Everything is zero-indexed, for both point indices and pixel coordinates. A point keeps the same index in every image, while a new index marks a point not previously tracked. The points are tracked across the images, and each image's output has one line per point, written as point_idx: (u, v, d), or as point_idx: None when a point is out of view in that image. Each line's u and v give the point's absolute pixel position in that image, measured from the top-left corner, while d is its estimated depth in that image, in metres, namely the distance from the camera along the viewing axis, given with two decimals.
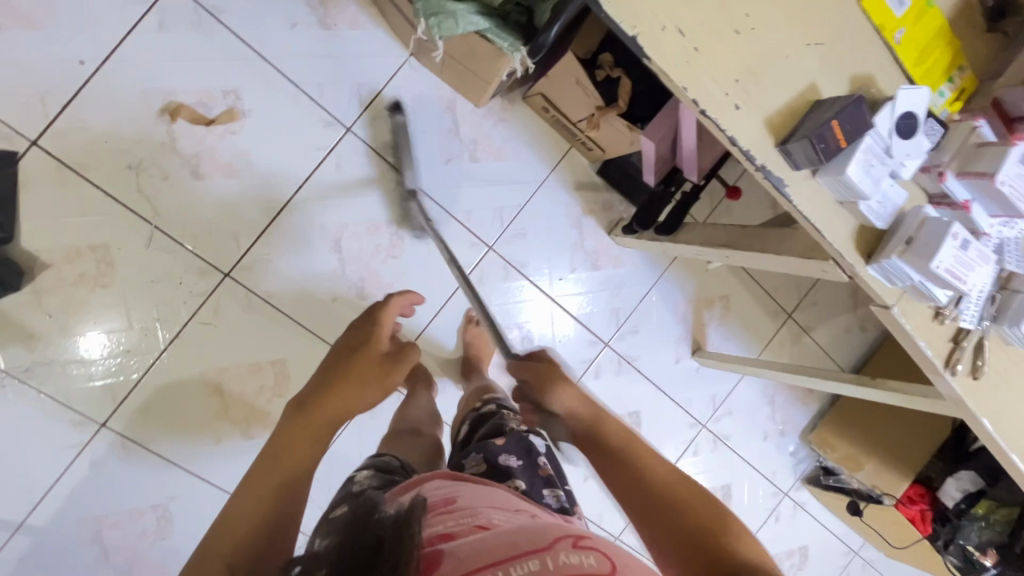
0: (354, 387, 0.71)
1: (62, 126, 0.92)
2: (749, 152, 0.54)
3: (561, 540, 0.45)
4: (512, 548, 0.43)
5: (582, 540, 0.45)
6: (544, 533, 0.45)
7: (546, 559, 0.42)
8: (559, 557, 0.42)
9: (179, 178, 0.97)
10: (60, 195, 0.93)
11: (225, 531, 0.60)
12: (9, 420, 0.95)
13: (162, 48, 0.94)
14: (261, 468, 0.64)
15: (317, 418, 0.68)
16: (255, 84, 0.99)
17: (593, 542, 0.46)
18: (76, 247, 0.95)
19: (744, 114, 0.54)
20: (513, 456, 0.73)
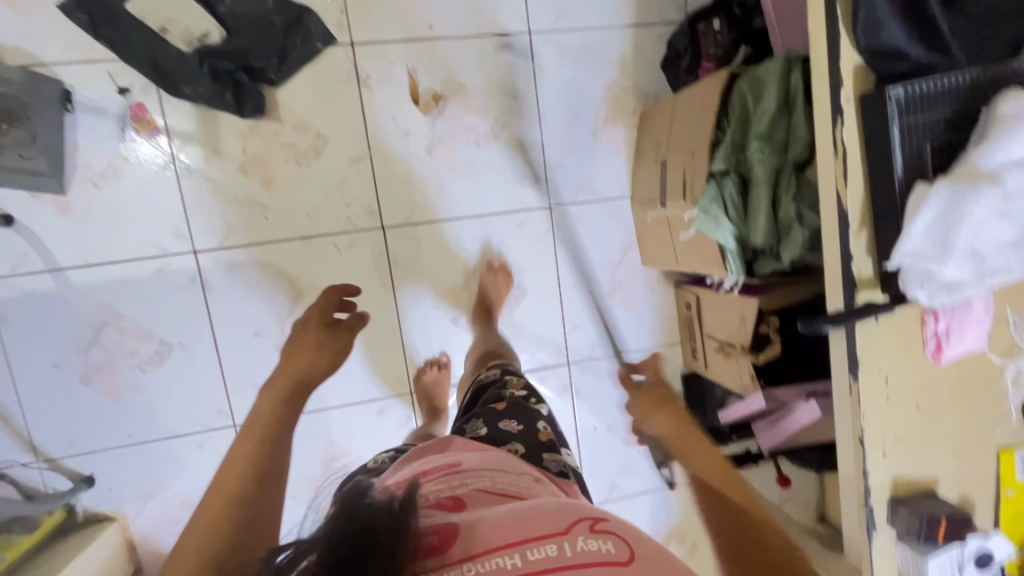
0: (312, 353, 0.87)
1: (379, 48, 1.07)
2: (870, 490, 0.65)
3: (579, 524, 0.43)
4: (530, 526, 0.42)
5: (601, 524, 0.43)
6: (563, 511, 0.44)
7: (563, 543, 0.41)
8: (576, 542, 0.41)
9: (415, 141, 1.10)
10: (333, 86, 1.06)
11: (201, 512, 0.55)
12: (141, 194, 1.01)
13: (484, 58, 1.11)
14: (204, 509, 0.55)
15: (249, 437, 0.65)
16: (518, 130, 1.15)
17: (614, 524, 0.44)
18: (307, 125, 1.05)
19: (886, 462, 0.65)
20: (514, 422, 0.78)
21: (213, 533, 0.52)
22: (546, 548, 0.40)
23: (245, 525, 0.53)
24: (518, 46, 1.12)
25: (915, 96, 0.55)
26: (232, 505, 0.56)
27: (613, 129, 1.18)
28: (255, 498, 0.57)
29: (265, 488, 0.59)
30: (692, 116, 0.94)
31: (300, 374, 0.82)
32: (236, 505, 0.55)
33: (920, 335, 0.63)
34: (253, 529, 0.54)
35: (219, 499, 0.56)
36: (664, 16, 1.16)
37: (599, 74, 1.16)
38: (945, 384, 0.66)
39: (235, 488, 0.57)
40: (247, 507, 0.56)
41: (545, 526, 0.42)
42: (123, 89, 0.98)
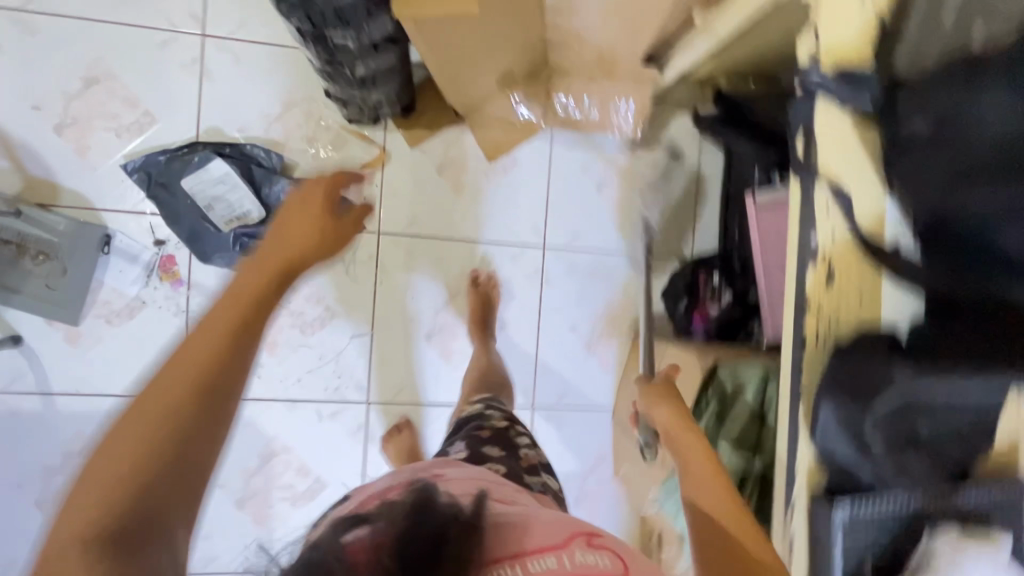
0: (303, 229, 0.59)
1: (403, 241, 1.15)
2: None
3: (576, 539, 0.50)
4: (519, 539, 0.49)
5: (595, 540, 0.51)
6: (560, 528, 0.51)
7: (562, 557, 0.48)
8: (574, 557, 0.48)
9: (417, 328, 1.16)
10: (350, 267, 1.13)
11: (152, 393, 0.43)
12: (147, 337, 1.06)
13: (500, 261, 1.19)
14: (204, 324, 0.47)
15: (255, 278, 0.52)
16: (516, 330, 1.20)
17: (605, 540, 0.52)
18: (319, 298, 1.12)
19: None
20: (496, 448, 0.83)
21: (169, 426, 0.42)
22: (546, 562, 0.48)
23: (195, 424, 0.43)
24: (531, 258, 1.20)
25: (859, 522, 0.59)
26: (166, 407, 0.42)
27: (606, 345, 1.23)
28: (239, 368, 0.46)
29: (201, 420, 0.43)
30: (677, 382, 0.99)
31: (291, 261, 0.55)
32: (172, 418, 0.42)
33: None
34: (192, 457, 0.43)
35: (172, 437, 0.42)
36: (672, 252, 1.25)
37: (602, 291, 1.23)
38: None
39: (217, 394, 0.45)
40: (204, 418, 0.44)
41: (535, 540, 0.50)
42: (159, 241, 1.05)
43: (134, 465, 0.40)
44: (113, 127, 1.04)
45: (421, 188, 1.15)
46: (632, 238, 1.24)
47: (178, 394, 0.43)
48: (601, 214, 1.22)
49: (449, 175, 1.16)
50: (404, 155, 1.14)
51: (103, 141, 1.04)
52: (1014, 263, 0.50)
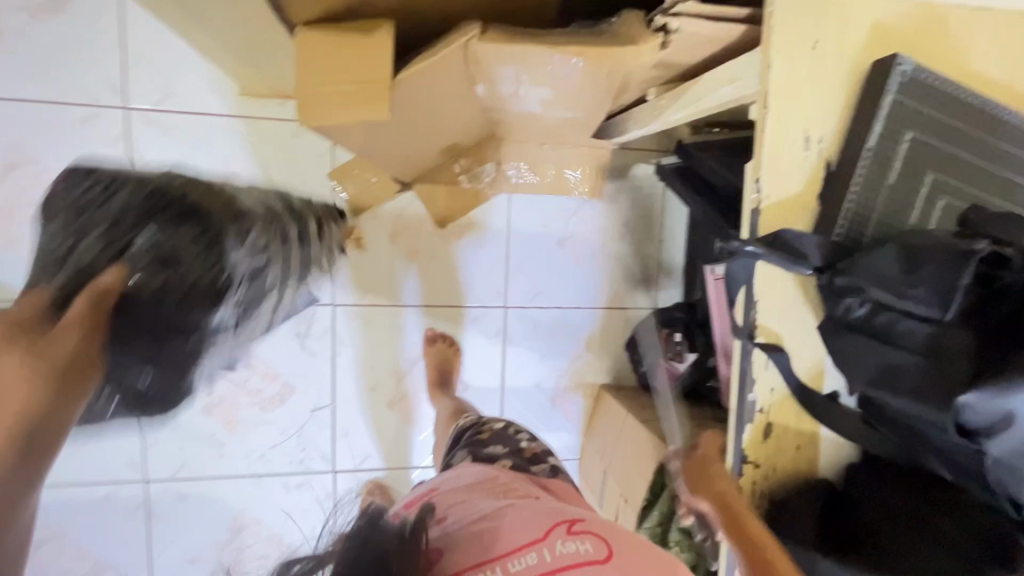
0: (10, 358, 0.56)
1: (361, 311, 1.12)
2: None
3: (556, 530, 0.58)
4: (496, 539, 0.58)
5: (577, 527, 0.59)
6: (540, 521, 0.59)
7: (540, 549, 0.56)
8: (555, 546, 0.57)
9: (379, 396, 1.15)
10: (307, 341, 1.11)
11: None
12: None
13: (461, 324, 1.17)
14: None
15: None
16: (482, 392, 1.20)
17: (587, 525, 0.60)
18: (276, 374, 1.10)
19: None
20: (497, 446, 0.87)
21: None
22: (526, 557, 0.56)
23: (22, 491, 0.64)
24: (493, 317, 1.18)
25: None
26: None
27: (570, 399, 1.24)
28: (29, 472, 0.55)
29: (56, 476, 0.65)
30: (639, 449, 1.03)
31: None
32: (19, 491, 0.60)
33: None
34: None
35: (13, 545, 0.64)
36: (636, 303, 1.24)
37: (567, 346, 1.22)
38: None
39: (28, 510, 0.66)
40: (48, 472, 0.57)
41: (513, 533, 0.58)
42: None
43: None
44: (40, 216, 0.99)
45: (376, 255, 1.11)
46: (597, 290, 1.22)
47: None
48: (564, 269, 1.19)
49: (404, 240, 1.12)
50: (356, 222, 1.09)
51: (31, 231, 0.99)
52: (957, 460, 0.51)
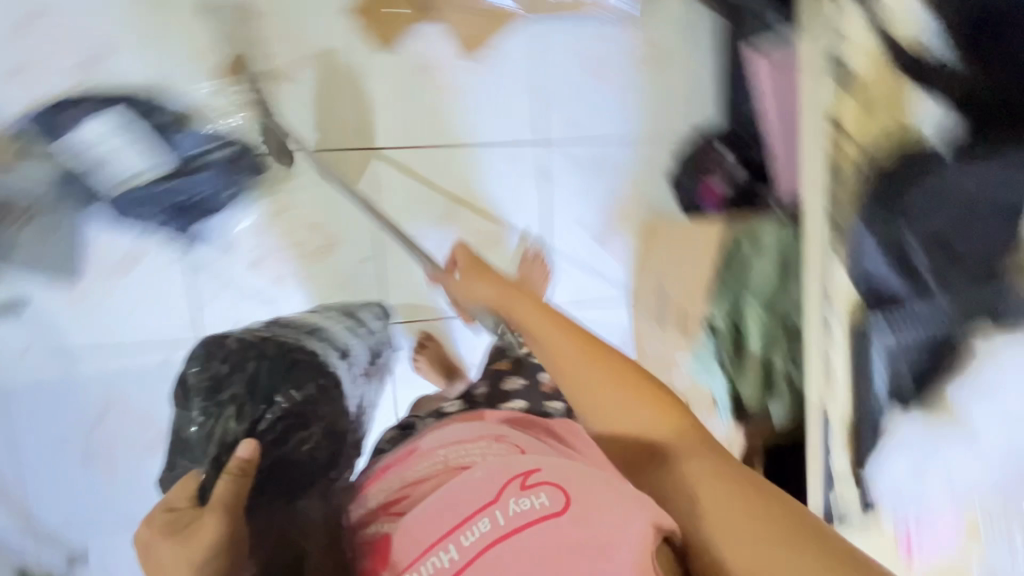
0: None
1: (397, 153, 1.09)
2: None
3: (515, 489, 0.74)
4: (470, 503, 0.74)
5: (531, 483, 0.74)
6: (496, 481, 0.75)
7: (494, 514, 0.71)
8: (511, 509, 0.71)
9: (425, 243, 1.12)
10: (348, 188, 1.08)
11: None
12: (151, 281, 1.03)
13: (502, 160, 1.13)
14: None
15: None
16: (527, 234, 1.17)
17: (547, 482, 0.74)
18: (320, 224, 1.08)
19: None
20: (517, 382, 1.03)
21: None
22: (479, 522, 0.71)
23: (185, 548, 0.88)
24: (532, 154, 1.15)
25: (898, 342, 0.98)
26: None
27: None
28: None
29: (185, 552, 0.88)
30: None
31: None
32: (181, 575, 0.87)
33: None
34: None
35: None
36: (678, 130, 1.19)
37: (615, 178, 1.16)
38: None
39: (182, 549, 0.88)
40: None
41: (485, 493, 0.74)
42: (144, 183, 1.02)
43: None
44: (73, 76, 0.99)
45: (406, 96, 1.08)
46: (634, 118, 1.15)
47: None
48: (602, 96, 1.14)
49: (436, 75, 1.09)
50: (382, 61, 1.07)
51: (67, 91, 0.99)
52: None
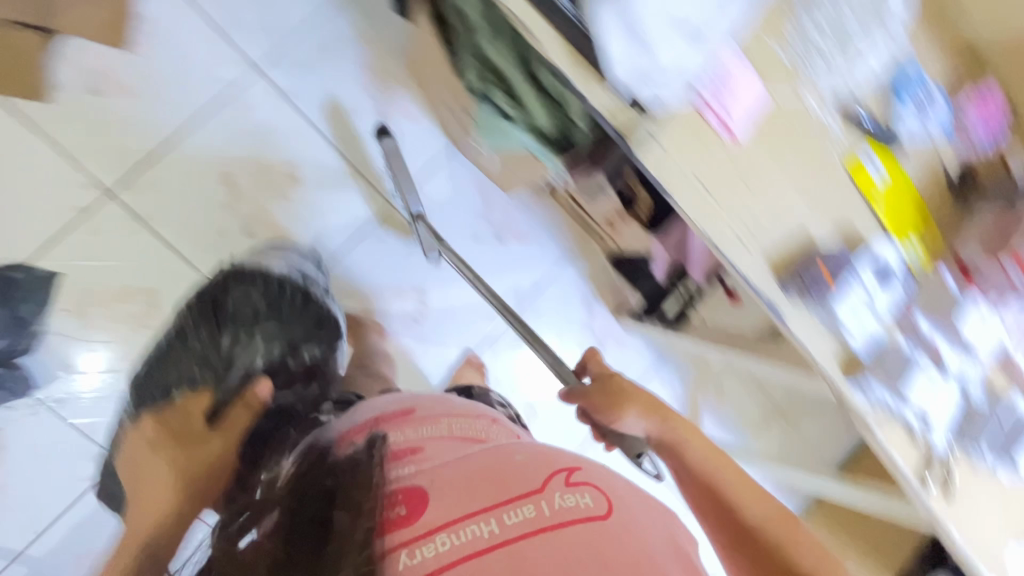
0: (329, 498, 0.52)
1: (138, 178, 1.02)
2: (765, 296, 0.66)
3: (555, 479, 0.51)
4: (512, 481, 0.51)
5: (574, 477, 0.52)
6: (540, 470, 0.52)
7: (540, 502, 0.49)
8: (555, 500, 0.49)
9: (232, 236, 1.07)
10: (122, 240, 1.01)
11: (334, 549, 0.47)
12: (28, 445, 0.99)
13: (235, 115, 1.06)
14: None
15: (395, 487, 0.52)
16: (314, 161, 1.11)
17: (585, 476, 0.53)
18: (128, 289, 1.02)
19: (754, 273, 0.65)
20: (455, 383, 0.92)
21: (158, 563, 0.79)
22: (525, 508, 0.48)
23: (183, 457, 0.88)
24: (256, 88, 1.07)
25: None
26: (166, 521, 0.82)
27: (396, 100, 1.13)
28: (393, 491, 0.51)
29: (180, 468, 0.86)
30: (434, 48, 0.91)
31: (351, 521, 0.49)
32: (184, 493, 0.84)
33: (703, 126, 0.61)
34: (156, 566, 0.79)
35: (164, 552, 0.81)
36: None
37: (345, 57, 1.10)
38: (757, 156, 0.64)
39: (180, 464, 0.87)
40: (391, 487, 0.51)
41: (523, 477, 0.51)
42: None
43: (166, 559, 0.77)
44: None
45: (99, 122, 1.00)
46: None
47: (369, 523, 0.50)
48: None
49: (109, 84, 1.00)
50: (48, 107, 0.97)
51: None
52: None
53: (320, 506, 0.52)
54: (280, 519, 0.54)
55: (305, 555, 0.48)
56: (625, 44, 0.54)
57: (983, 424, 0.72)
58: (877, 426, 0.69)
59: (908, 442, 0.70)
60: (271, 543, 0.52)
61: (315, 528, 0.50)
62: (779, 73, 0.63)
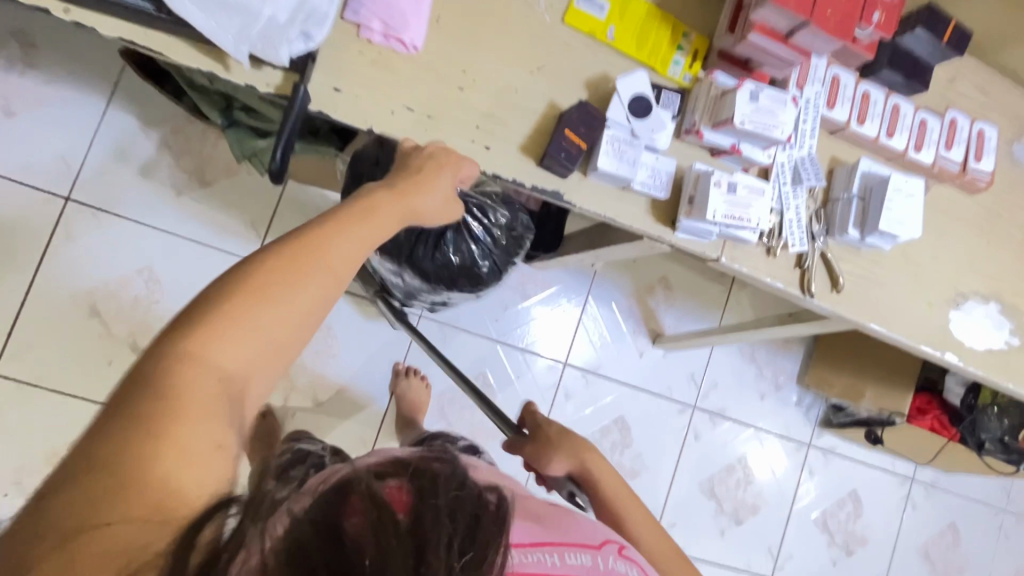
0: (221, 325, 0.41)
1: (11, 349, 1.04)
2: (534, 187, 0.60)
3: (609, 544, 0.50)
4: (579, 531, 0.49)
5: (626, 549, 0.51)
6: (597, 530, 0.51)
7: (597, 558, 0.48)
8: (608, 560, 0.48)
9: (123, 358, 1.08)
10: (26, 409, 1.04)
11: (145, 409, 0.37)
12: None
13: (70, 250, 1.07)
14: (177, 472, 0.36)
15: (210, 384, 0.39)
16: (164, 255, 1.10)
17: (633, 553, 0.52)
18: (53, 449, 1.04)
19: (509, 170, 0.59)
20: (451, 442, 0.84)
21: (140, 506, 0.34)
22: (584, 557, 0.47)
23: (290, 244, 0.46)
24: (77, 216, 1.07)
25: None
26: (235, 346, 0.41)
27: (212, 164, 1.11)
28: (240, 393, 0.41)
29: (313, 269, 0.45)
30: None
31: (205, 382, 0.39)
32: (321, 310, 0.46)
33: (379, 52, 0.57)
34: (157, 479, 0.35)
35: (189, 384, 0.38)
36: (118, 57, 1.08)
37: (144, 148, 1.09)
38: (454, 52, 0.58)
39: (329, 227, 0.48)
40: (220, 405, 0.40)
41: (584, 531, 0.50)
42: None
43: (181, 530, 0.35)
44: None
45: None
46: (84, 98, 1.07)
47: (199, 390, 0.39)
48: (44, 123, 1.06)
49: None
50: None
51: None
52: None
53: (456, 489, 0.43)
54: (417, 479, 0.44)
55: (463, 530, 0.40)
56: (218, 13, 0.48)
57: (841, 203, 0.66)
58: (725, 257, 0.63)
59: (772, 259, 0.65)
60: (415, 498, 0.41)
61: (469, 511, 0.42)
62: None
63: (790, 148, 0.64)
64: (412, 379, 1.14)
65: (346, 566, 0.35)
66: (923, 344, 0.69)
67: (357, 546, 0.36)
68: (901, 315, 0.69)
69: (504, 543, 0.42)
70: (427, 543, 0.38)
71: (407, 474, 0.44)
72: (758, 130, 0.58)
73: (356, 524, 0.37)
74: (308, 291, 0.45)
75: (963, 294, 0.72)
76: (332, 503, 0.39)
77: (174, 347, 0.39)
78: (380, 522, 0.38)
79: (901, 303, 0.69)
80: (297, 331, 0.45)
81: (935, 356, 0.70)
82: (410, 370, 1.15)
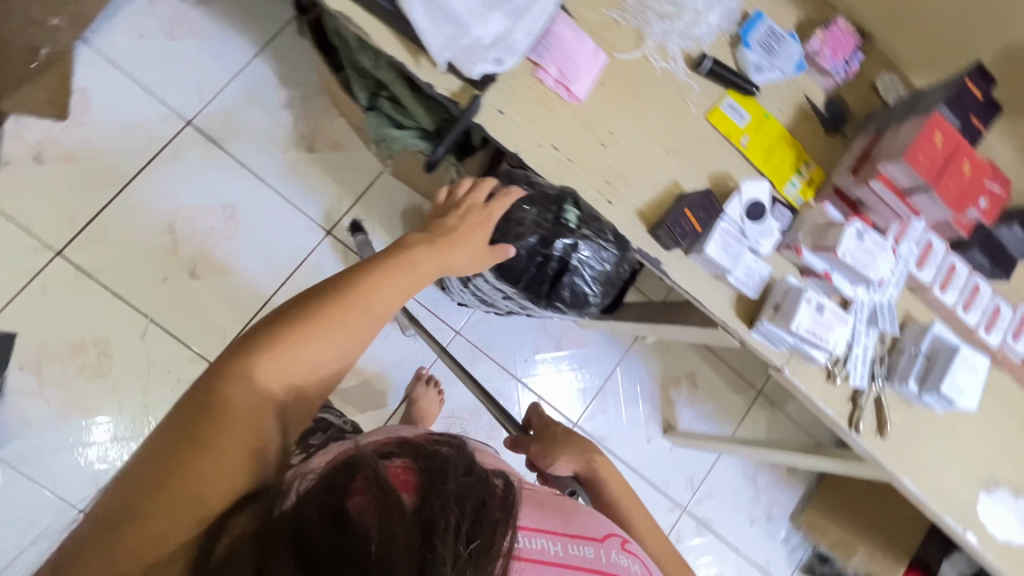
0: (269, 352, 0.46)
1: (84, 237, 1.08)
2: (639, 249, 0.64)
3: (612, 538, 0.50)
4: (582, 525, 0.49)
5: (628, 544, 0.51)
6: (599, 525, 0.51)
7: (598, 550, 0.48)
8: (610, 554, 0.48)
9: (178, 279, 1.12)
10: (73, 296, 1.07)
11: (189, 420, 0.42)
12: None
13: (172, 168, 1.13)
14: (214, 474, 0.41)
15: (250, 403, 0.44)
16: (251, 199, 1.16)
17: (635, 548, 0.52)
18: (81, 341, 1.07)
19: (622, 227, 0.64)
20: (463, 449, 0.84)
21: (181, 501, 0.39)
22: (585, 548, 0.47)
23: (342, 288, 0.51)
24: (190, 140, 1.14)
25: None
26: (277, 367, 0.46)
27: (324, 135, 1.19)
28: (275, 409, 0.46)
29: (358, 308, 0.50)
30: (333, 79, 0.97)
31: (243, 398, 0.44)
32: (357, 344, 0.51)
33: (546, 93, 0.63)
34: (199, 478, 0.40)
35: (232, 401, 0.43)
36: (281, 21, 1.19)
37: (272, 102, 1.18)
38: (608, 113, 0.65)
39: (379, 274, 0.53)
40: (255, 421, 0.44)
41: (586, 524, 0.50)
42: None
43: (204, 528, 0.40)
44: None
45: (45, 189, 1.07)
46: (238, 44, 1.17)
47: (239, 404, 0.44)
48: (196, 54, 1.15)
49: (51, 154, 1.08)
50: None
51: None
52: None
53: (464, 474, 0.44)
54: (424, 462, 0.45)
55: (471, 513, 0.41)
56: (436, 19, 0.57)
57: (906, 356, 0.69)
58: (789, 369, 0.67)
59: (831, 385, 0.68)
60: (422, 482, 0.43)
61: (476, 495, 0.42)
62: (622, 36, 0.66)
63: (874, 291, 0.68)
64: (429, 389, 1.15)
65: (348, 543, 0.36)
66: (948, 515, 0.70)
67: (358, 526, 0.37)
68: (935, 477, 0.71)
69: (510, 530, 0.42)
70: (435, 525, 0.38)
71: (416, 459, 0.45)
72: (856, 265, 0.63)
73: (360, 504, 0.39)
74: (352, 326, 0.50)
75: (996, 480, 0.73)
76: (335, 485, 0.41)
77: (216, 373, 0.44)
78: (386, 503, 0.39)
79: (937, 468, 0.71)
80: (335, 358, 0.49)
81: (957, 530, 0.70)
82: (430, 379, 1.17)
